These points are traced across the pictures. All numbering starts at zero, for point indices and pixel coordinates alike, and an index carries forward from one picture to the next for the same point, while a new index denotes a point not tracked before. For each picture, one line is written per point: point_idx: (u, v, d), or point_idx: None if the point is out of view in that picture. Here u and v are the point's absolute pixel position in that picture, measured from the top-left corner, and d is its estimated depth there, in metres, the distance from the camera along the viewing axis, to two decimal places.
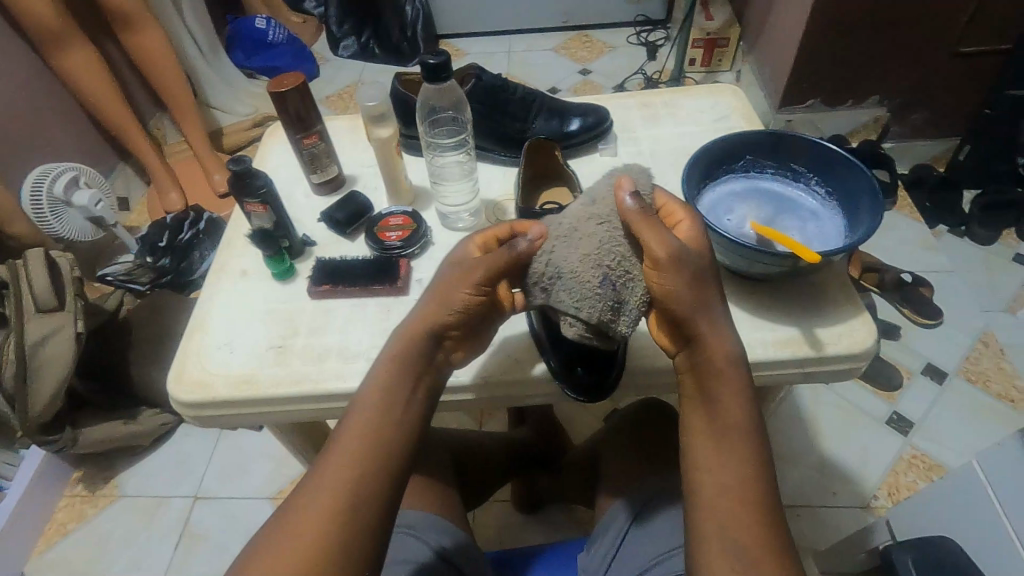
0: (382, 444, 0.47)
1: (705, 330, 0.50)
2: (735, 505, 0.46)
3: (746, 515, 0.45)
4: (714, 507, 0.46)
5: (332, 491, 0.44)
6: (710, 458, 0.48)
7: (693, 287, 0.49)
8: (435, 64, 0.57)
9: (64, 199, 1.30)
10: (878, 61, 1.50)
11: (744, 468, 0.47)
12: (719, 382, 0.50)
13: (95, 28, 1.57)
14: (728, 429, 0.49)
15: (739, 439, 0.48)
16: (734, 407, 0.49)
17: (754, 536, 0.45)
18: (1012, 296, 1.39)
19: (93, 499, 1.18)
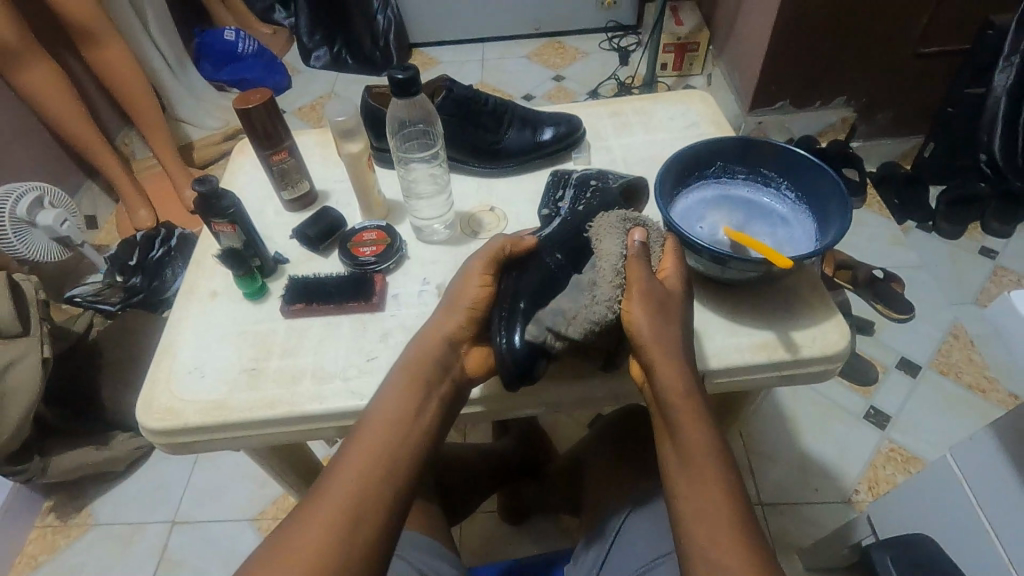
0: (393, 459, 0.47)
1: (669, 365, 0.50)
2: (721, 548, 0.45)
3: (726, 559, 0.44)
4: (698, 545, 0.46)
5: (337, 507, 0.43)
6: (689, 503, 0.47)
7: (666, 323, 0.51)
8: (403, 78, 0.56)
9: (28, 221, 1.25)
10: (843, 63, 1.54)
11: (720, 506, 0.46)
12: (677, 418, 0.49)
13: (56, 44, 1.53)
14: (698, 467, 0.48)
15: (710, 476, 0.47)
16: (696, 441, 0.49)
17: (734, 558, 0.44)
18: (978, 288, 1.43)
19: (65, 529, 1.14)
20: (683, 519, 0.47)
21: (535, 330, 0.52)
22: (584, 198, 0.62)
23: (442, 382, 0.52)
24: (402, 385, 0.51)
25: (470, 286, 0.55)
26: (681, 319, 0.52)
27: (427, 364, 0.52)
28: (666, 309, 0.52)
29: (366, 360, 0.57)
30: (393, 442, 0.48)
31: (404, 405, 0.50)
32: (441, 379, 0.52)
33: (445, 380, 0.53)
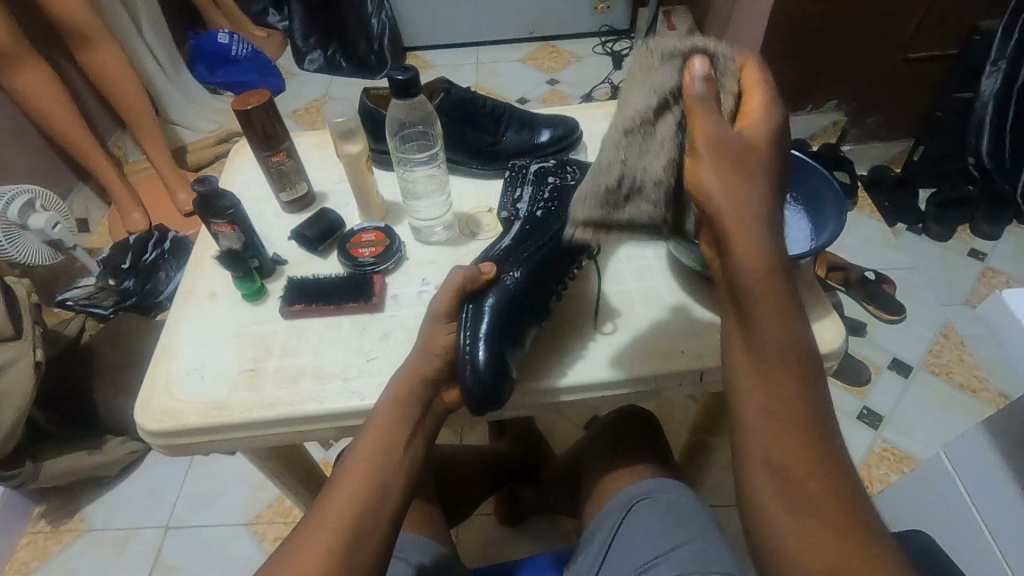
0: (381, 480, 0.48)
1: (747, 234, 0.43)
2: (804, 441, 0.39)
3: (807, 453, 0.39)
4: (765, 450, 0.40)
5: (325, 537, 0.44)
6: (766, 388, 0.41)
7: (754, 186, 0.44)
8: (403, 79, 0.57)
9: (20, 223, 1.24)
10: (834, 67, 1.56)
11: (796, 398, 0.41)
12: (755, 289, 0.43)
13: (48, 46, 1.52)
14: (776, 352, 0.42)
15: (791, 365, 0.42)
16: (771, 321, 0.43)
17: (807, 467, 0.38)
18: (968, 289, 1.45)
19: (57, 534, 1.13)
20: (761, 411, 0.41)
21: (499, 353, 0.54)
22: (542, 198, 0.64)
23: (421, 420, 0.53)
24: (384, 422, 0.51)
25: (437, 328, 0.56)
26: (760, 174, 0.45)
27: (414, 392, 0.53)
28: (741, 164, 0.44)
29: (366, 360, 0.57)
30: (382, 466, 0.49)
31: (391, 432, 0.51)
32: (421, 417, 0.53)
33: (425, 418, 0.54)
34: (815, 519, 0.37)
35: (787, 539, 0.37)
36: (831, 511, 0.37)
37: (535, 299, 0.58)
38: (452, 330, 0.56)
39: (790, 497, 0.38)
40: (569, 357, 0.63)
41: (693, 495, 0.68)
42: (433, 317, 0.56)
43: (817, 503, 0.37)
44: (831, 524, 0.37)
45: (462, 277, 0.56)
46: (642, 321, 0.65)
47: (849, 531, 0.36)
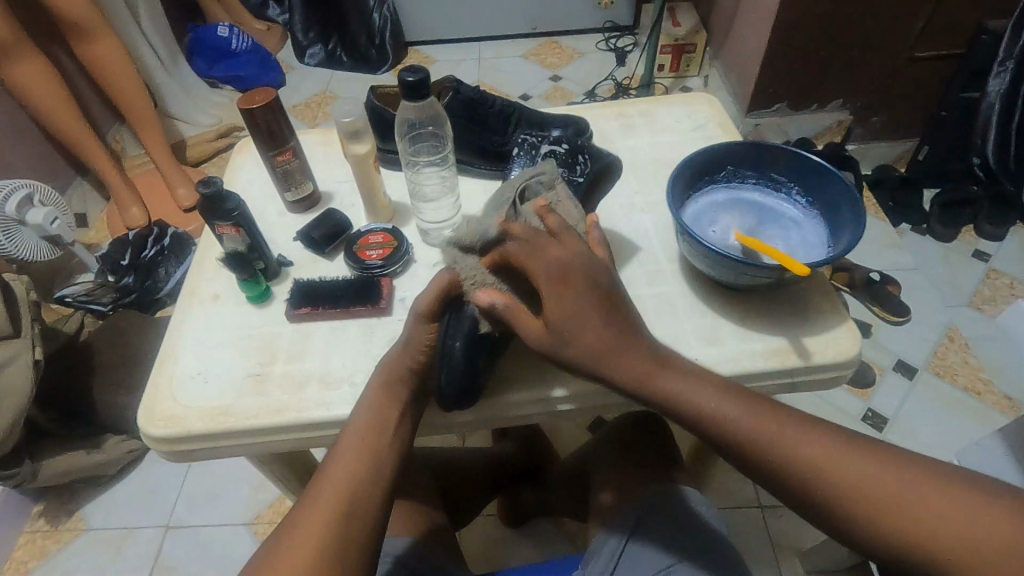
0: (366, 476, 0.49)
1: (643, 368, 0.50)
2: (848, 475, 0.44)
3: (855, 475, 0.44)
4: (844, 477, 0.44)
5: (311, 539, 0.44)
6: (793, 464, 0.46)
7: (592, 306, 0.50)
8: (414, 80, 0.55)
9: (17, 219, 1.23)
10: (840, 66, 1.54)
11: (819, 445, 0.46)
12: (718, 409, 0.49)
13: (46, 39, 1.50)
14: (774, 435, 0.47)
15: (788, 431, 0.47)
16: (751, 420, 0.48)
17: (869, 472, 0.44)
18: (972, 290, 1.45)
19: (56, 534, 1.12)
20: (804, 483, 0.46)
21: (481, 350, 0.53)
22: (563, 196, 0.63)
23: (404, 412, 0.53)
24: (368, 418, 0.51)
25: (419, 326, 0.54)
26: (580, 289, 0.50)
27: (397, 382, 0.53)
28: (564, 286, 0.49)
29: (374, 365, 0.56)
30: (369, 461, 0.49)
31: (380, 424, 0.51)
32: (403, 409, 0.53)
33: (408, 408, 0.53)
34: (910, 519, 0.42)
35: (911, 554, 0.42)
36: (909, 502, 0.42)
37: (529, 301, 0.55)
38: (436, 331, 0.53)
39: (882, 525, 0.43)
40: None
41: (702, 502, 0.68)
42: (416, 318, 0.53)
43: (895, 509, 0.43)
44: (919, 514, 0.42)
45: (449, 282, 0.52)
46: None
47: (932, 502, 0.42)
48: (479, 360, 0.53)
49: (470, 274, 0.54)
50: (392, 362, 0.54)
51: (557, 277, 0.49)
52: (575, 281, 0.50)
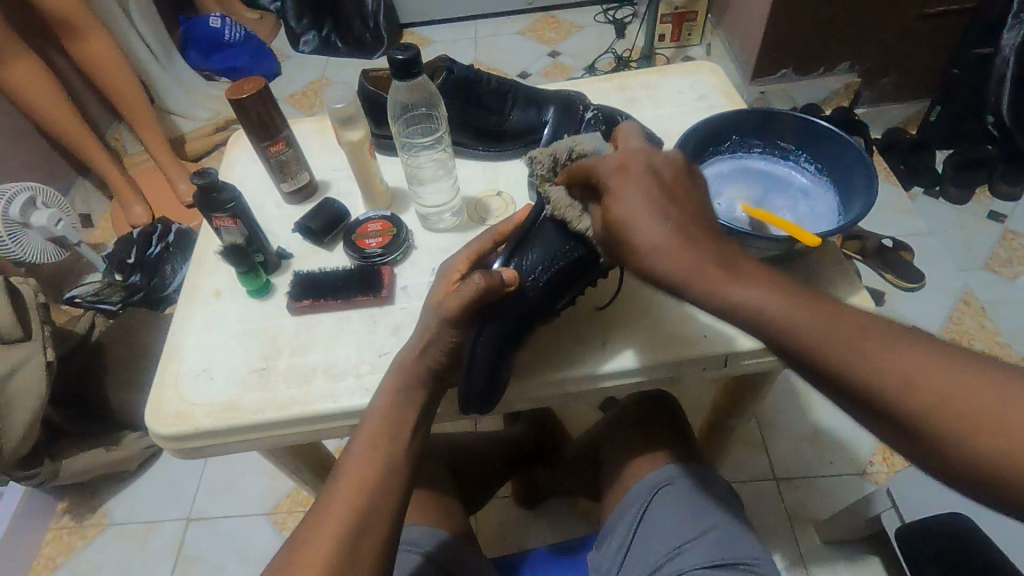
0: (379, 490, 0.48)
1: (702, 270, 0.43)
2: (930, 397, 0.35)
3: (941, 380, 0.36)
4: (947, 404, 0.35)
5: (322, 554, 0.44)
6: (864, 374, 0.37)
7: (650, 194, 0.46)
8: (404, 60, 0.54)
9: (22, 222, 1.23)
10: (847, 26, 1.50)
11: (906, 357, 0.37)
12: (781, 309, 0.40)
13: (39, 39, 1.49)
14: (842, 338, 0.39)
15: (865, 336, 0.38)
16: (819, 323, 0.39)
17: (977, 394, 0.34)
18: (989, 253, 1.41)
19: (81, 530, 1.14)
20: (872, 399, 0.37)
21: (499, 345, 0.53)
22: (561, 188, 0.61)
23: (417, 423, 0.52)
24: (378, 432, 0.50)
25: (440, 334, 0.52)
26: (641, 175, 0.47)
27: (409, 384, 0.52)
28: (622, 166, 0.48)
29: (376, 356, 0.56)
30: (385, 456, 0.50)
31: (399, 418, 0.51)
32: (416, 420, 0.52)
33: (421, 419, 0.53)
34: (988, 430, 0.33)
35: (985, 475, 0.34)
36: (1014, 415, 0.33)
37: (546, 301, 0.56)
38: (460, 333, 0.52)
39: (966, 445, 0.34)
40: (591, 346, 0.61)
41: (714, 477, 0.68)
42: (440, 318, 0.52)
43: (972, 423, 0.34)
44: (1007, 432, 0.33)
45: (483, 284, 0.50)
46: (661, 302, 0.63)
47: None
48: (500, 361, 0.53)
49: (503, 279, 0.52)
50: (405, 368, 0.52)
51: (620, 167, 0.48)
52: (632, 170, 0.47)
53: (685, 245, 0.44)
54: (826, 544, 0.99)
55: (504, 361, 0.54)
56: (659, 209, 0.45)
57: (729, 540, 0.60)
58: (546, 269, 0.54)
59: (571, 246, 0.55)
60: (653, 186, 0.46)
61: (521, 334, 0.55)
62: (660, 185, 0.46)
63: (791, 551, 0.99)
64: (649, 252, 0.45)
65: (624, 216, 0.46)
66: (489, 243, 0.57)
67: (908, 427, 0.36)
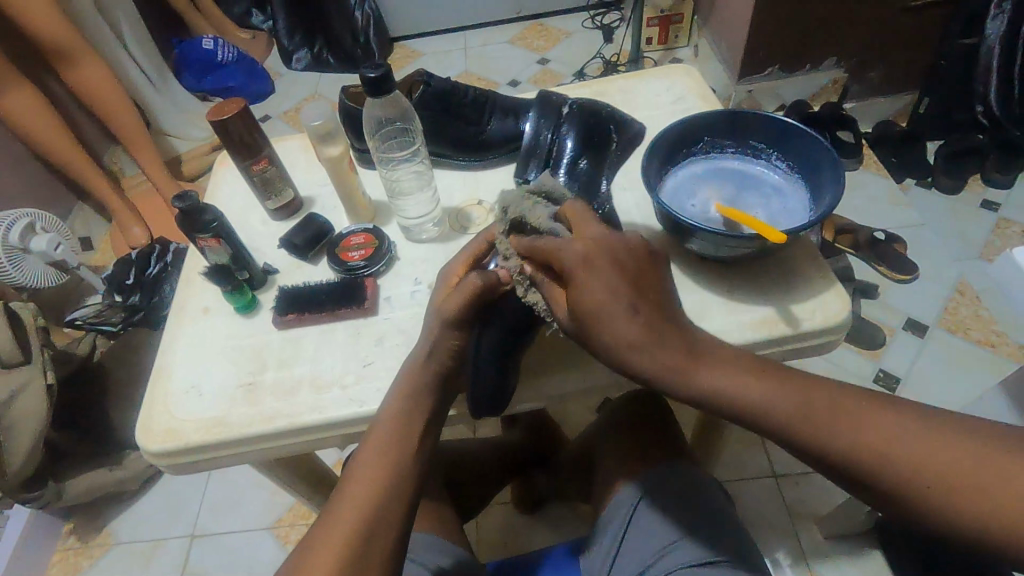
0: (392, 483, 0.49)
1: (673, 367, 0.44)
2: (930, 468, 0.37)
3: (940, 454, 0.37)
4: (947, 474, 0.37)
5: (333, 545, 0.45)
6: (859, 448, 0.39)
7: (619, 288, 0.45)
8: (375, 77, 0.56)
9: (22, 247, 1.24)
10: (830, 23, 1.51)
11: (904, 429, 0.39)
12: (758, 396, 0.43)
13: (34, 68, 1.52)
14: (830, 420, 0.41)
15: (859, 409, 0.41)
16: (808, 405, 0.41)
17: (978, 470, 0.36)
18: (983, 242, 1.41)
19: (87, 550, 1.15)
20: (871, 473, 0.39)
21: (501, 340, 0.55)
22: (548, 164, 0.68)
23: (431, 415, 0.53)
24: (389, 429, 0.51)
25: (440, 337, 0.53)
26: (605, 267, 0.46)
27: (418, 388, 0.52)
28: (588, 263, 0.46)
29: (361, 366, 0.57)
30: (397, 449, 0.50)
31: (411, 414, 0.52)
32: (430, 413, 0.53)
33: (436, 412, 0.53)
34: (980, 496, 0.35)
35: (981, 541, 0.36)
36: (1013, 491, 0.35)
37: (549, 300, 0.57)
38: (463, 337, 0.54)
39: (967, 516, 0.36)
40: (573, 349, 0.61)
41: (704, 476, 0.69)
42: (441, 321, 0.53)
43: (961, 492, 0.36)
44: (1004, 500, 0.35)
45: (481, 286, 0.52)
46: None
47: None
48: (505, 360, 0.56)
49: (500, 280, 0.53)
50: (414, 365, 0.53)
51: (586, 260, 0.46)
52: (598, 263, 0.46)
53: (657, 342, 0.44)
54: (828, 540, 0.99)
55: (509, 357, 0.56)
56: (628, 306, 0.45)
57: (718, 536, 0.61)
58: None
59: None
60: (620, 277, 0.45)
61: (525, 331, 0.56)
62: (628, 280, 0.45)
63: (792, 548, 0.99)
64: (621, 354, 0.45)
65: (586, 318, 0.46)
66: (484, 245, 0.57)
67: (905, 494, 0.38)
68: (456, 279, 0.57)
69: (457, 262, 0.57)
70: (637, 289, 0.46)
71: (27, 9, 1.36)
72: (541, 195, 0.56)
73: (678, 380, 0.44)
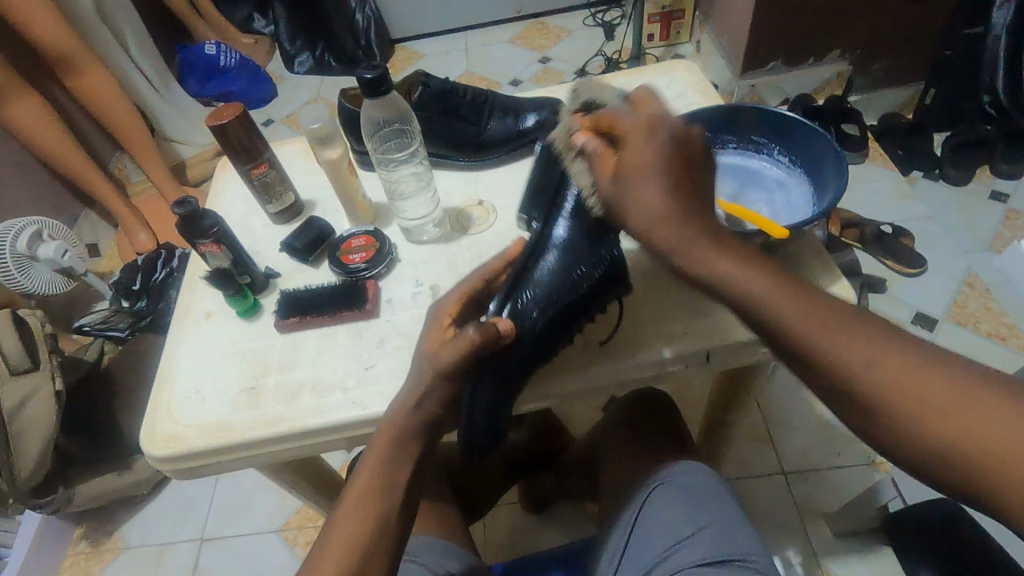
0: (381, 522, 0.48)
1: (691, 246, 0.43)
2: (920, 397, 0.36)
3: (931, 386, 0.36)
4: (931, 403, 0.36)
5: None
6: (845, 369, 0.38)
7: (663, 163, 0.44)
8: (372, 78, 0.56)
9: (30, 255, 1.25)
10: (833, 15, 1.49)
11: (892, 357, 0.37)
12: (752, 283, 0.41)
13: (40, 77, 1.54)
14: (829, 324, 0.39)
15: (845, 329, 0.39)
16: (803, 309, 0.40)
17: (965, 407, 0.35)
18: (993, 234, 1.39)
19: (98, 554, 1.16)
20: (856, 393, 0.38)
21: (501, 381, 0.55)
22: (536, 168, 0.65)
23: (421, 451, 0.52)
24: (378, 468, 0.50)
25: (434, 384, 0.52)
26: (653, 140, 0.45)
27: (409, 430, 0.51)
28: (649, 127, 0.46)
29: (363, 369, 0.57)
30: (387, 487, 0.49)
31: (402, 450, 0.51)
32: (420, 449, 0.52)
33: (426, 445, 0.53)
34: (963, 437, 0.35)
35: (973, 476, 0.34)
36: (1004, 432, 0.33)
37: (547, 340, 0.57)
38: (458, 384, 0.53)
39: (948, 452, 0.35)
40: (576, 352, 0.61)
41: (711, 475, 0.68)
42: (433, 371, 0.51)
43: (936, 414, 0.35)
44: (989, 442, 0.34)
45: (478, 340, 0.51)
46: (644, 305, 0.63)
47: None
48: (501, 402, 0.56)
49: (498, 331, 0.53)
50: (403, 404, 0.52)
51: (645, 125, 0.46)
52: (654, 134, 0.45)
53: (683, 221, 0.43)
54: (839, 537, 0.98)
55: (508, 398, 0.56)
56: (668, 175, 0.44)
57: (726, 535, 0.60)
58: (543, 313, 0.56)
59: (570, 290, 0.57)
60: (667, 152, 0.45)
61: (523, 375, 0.57)
62: (674, 159, 0.44)
63: (802, 547, 0.98)
64: (647, 225, 0.44)
65: (629, 178, 0.46)
66: (482, 282, 0.58)
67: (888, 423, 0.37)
68: (449, 323, 0.54)
69: (449, 300, 0.55)
70: (684, 165, 0.45)
71: (30, 19, 1.37)
72: (539, 244, 0.59)
73: (687, 258, 0.43)
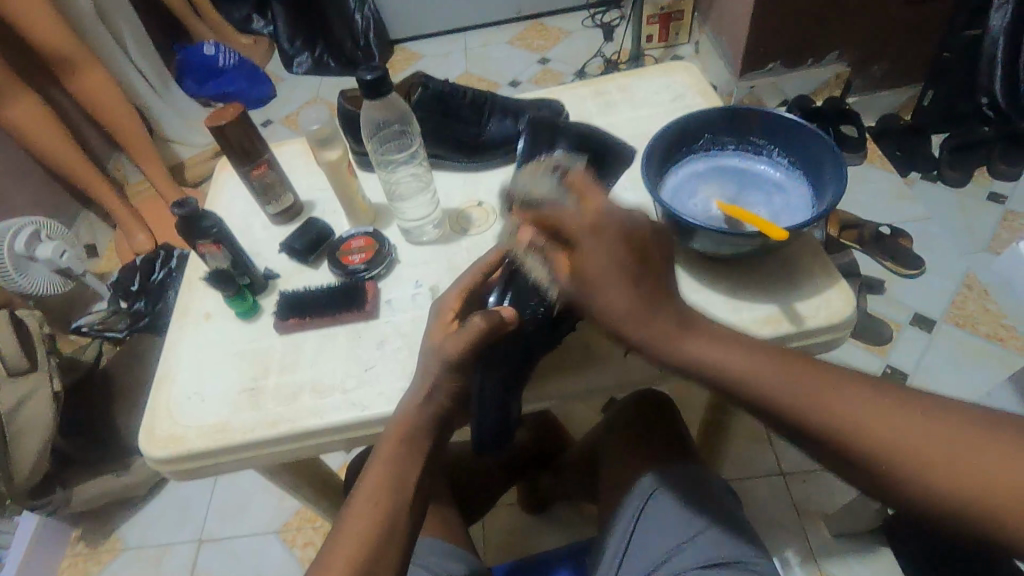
0: (389, 523, 0.49)
1: (663, 332, 0.47)
2: (913, 447, 0.38)
3: (918, 433, 0.39)
4: (922, 452, 0.38)
5: None
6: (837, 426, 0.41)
7: (621, 258, 0.47)
8: (372, 79, 0.56)
9: (28, 255, 1.24)
10: (831, 17, 1.50)
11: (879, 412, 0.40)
12: (733, 363, 0.45)
13: (38, 78, 1.53)
14: (815, 391, 0.42)
15: (832, 393, 0.42)
16: (786, 379, 0.43)
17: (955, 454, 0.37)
18: (991, 235, 1.39)
19: (96, 555, 1.15)
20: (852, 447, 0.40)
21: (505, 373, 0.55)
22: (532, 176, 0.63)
23: (428, 452, 0.52)
24: (386, 470, 0.50)
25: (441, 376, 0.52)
26: (606, 242, 0.47)
27: (419, 424, 0.51)
28: (593, 228, 0.47)
29: (363, 370, 0.57)
30: (395, 490, 0.50)
31: (409, 452, 0.51)
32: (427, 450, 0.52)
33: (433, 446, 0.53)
34: (955, 479, 0.37)
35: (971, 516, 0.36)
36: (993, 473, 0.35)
37: (551, 330, 0.56)
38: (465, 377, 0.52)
39: (945, 493, 0.37)
40: (577, 354, 0.61)
41: (711, 475, 0.68)
42: (441, 364, 0.51)
43: (925, 460, 0.38)
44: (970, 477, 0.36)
45: (484, 331, 0.50)
46: None
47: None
48: (508, 394, 0.56)
49: (502, 319, 0.52)
50: (411, 403, 0.51)
51: (590, 224, 0.47)
52: (605, 232, 0.47)
53: (654, 311, 0.47)
54: (837, 538, 0.98)
55: (511, 393, 0.56)
56: (628, 273, 0.47)
57: (726, 536, 0.61)
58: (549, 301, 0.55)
59: None
60: (622, 247, 0.47)
61: (526, 364, 0.57)
62: (632, 250, 0.47)
63: (800, 547, 0.98)
64: (615, 321, 0.48)
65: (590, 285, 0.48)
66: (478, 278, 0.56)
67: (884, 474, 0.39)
68: (453, 317, 0.54)
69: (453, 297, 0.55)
70: (639, 262, 0.47)
71: (29, 19, 1.37)
72: None
73: (664, 348, 0.47)
